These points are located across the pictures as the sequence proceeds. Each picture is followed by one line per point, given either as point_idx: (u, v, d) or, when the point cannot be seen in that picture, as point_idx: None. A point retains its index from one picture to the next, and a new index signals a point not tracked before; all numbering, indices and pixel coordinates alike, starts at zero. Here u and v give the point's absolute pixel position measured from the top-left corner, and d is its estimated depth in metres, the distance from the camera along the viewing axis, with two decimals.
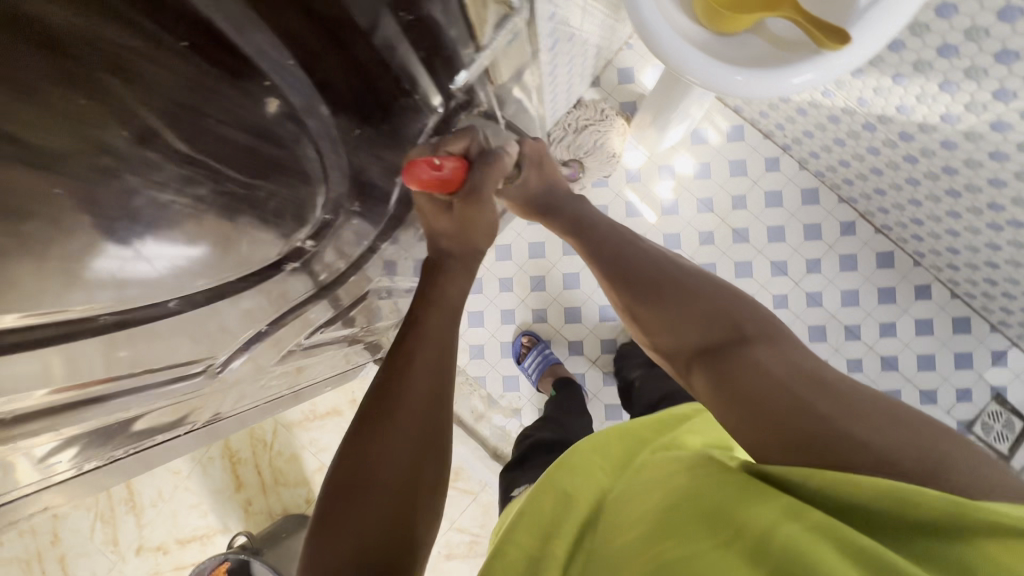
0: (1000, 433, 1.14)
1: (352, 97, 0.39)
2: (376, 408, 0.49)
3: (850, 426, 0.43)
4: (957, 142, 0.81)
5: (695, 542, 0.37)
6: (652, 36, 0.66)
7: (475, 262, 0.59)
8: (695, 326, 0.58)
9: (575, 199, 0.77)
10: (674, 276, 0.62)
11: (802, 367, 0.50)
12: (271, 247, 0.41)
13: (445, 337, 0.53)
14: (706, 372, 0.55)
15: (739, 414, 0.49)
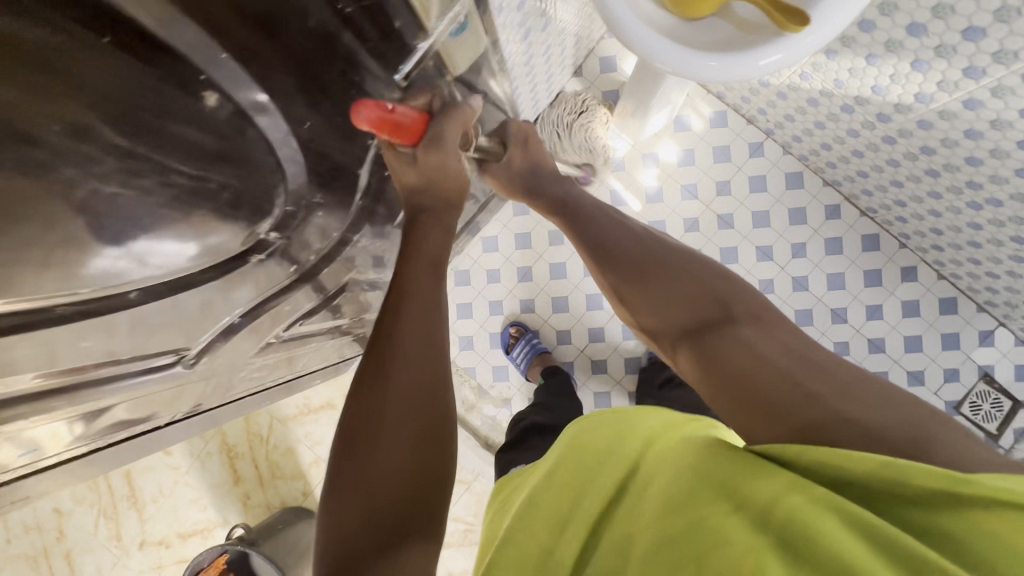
0: (988, 412, 1.14)
1: (301, 93, 0.38)
2: (372, 374, 0.50)
3: (840, 402, 0.46)
4: (932, 122, 0.81)
5: (704, 517, 0.39)
6: (619, 24, 0.66)
7: (449, 215, 0.58)
8: (691, 310, 0.62)
9: (557, 177, 0.80)
10: (668, 263, 0.66)
11: (790, 347, 0.54)
12: (230, 238, 0.42)
13: (432, 296, 0.53)
14: (697, 351, 0.59)
15: (731, 387, 0.52)
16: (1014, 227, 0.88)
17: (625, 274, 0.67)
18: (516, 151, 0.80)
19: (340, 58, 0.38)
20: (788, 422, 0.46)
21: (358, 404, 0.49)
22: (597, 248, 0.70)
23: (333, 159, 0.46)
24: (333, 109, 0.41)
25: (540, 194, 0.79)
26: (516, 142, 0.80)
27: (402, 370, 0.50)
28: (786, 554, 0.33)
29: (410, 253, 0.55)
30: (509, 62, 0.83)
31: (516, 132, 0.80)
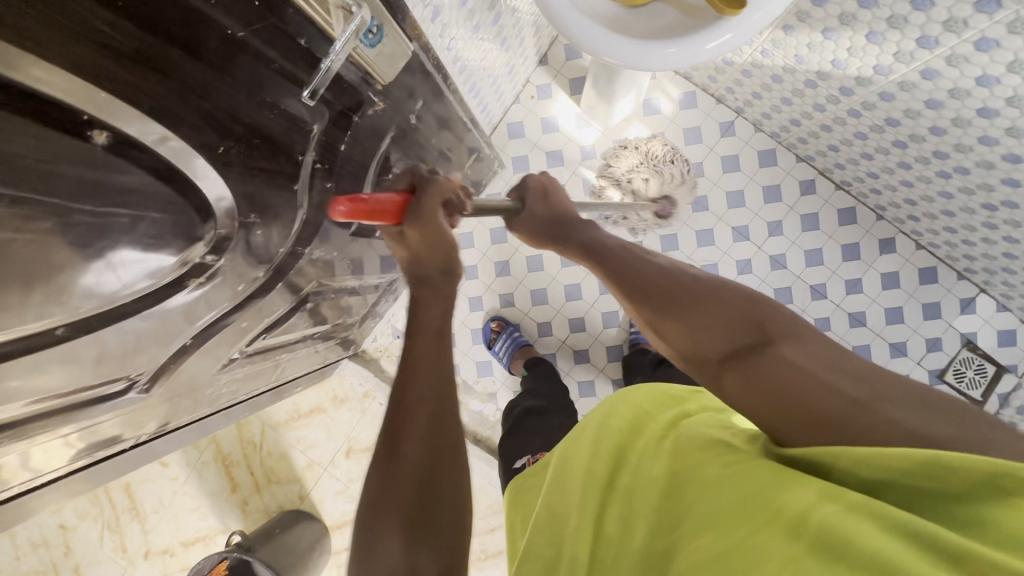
0: (973, 379, 1.14)
1: (208, 119, 0.37)
2: (390, 418, 0.47)
3: (881, 406, 0.38)
4: (893, 94, 0.80)
5: (738, 531, 0.36)
6: (565, 24, 0.64)
7: (441, 278, 0.55)
8: (721, 334, 0.51)
9: (585, 223, 0.68)
10: (691, 284, 0.56)
11: (833, 362, 0.44)
12: (160, 268, 0.41)
13: (440, 355, 0.50)
14: (734, 376, 0.47)
15: (768, 407, 0.43)
16: (984, 194, 0.87)
17: (648, 298, 0.57)
18: (537, 202, 0.71)
19: (242, 80, 0.38)
20: (826, 436, 0.39)
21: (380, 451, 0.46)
22: (620, 280, 0.60)
23: (263, 179, 0.46)
24: (248, 130, 0.41)
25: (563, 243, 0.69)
26: (535, 193, 0.71)
27: (418, 409, 0.46)
28: (823, 559, 0.30)
29: (417, 320, 0.52)
30: (459, 59, 0.82)
31: (533, 185, 0.72)
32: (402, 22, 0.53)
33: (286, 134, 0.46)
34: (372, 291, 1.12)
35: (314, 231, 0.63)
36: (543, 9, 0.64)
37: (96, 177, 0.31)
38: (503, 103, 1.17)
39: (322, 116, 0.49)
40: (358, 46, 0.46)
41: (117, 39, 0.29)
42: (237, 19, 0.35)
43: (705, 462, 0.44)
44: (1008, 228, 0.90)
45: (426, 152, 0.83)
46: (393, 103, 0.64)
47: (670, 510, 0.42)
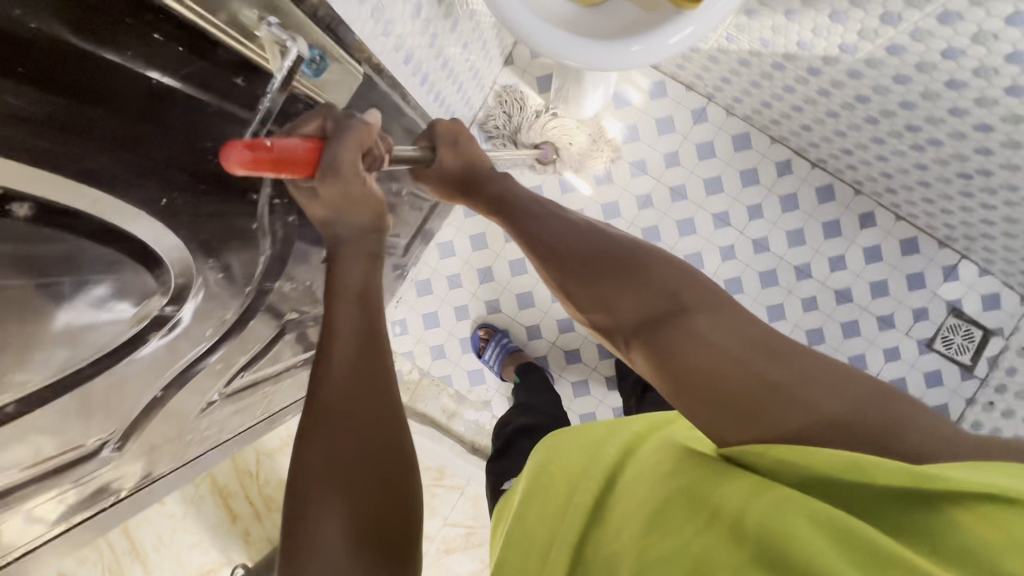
0: (961, 345, 1.15)
1: (145, 172, 0.35)
2: (319, 403, 0.47)
3: (799, 391, 0.42)
4: (862, 71, 0.79)
5: (686, 532, 0.37)
6: (521, 26, 0.62)
7: (368, 235, 0.55)
8: (642, 307, 0.54)
9: (496, 176, 0.72)
10: (622, 260, 0.58)
11: (748, 339, 0.48)
12: (117, 326, 0.40)
13: (370, 327, 0.52)
14: (659, 355, 0.50)
15: (696, 389, 0.45)
16: (958, 164, 0.87)
17: (577, 275, 0.59)
18: (447, 152, 0.71)
19: (177, 127, 0.35)
20: (751, 424, 0.42)
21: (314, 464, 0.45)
22: (556, 256, 0.61)
23: (217, 223, 0.44)
24: (194, 176, 0.39)
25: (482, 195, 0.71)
26: (444, 142, 0.71)
27: (351, 404, 0.47)
28: (763, 562, 0.32)
29: (337, 284, 0.53)
30: (418, 71, 0.79)
31: (444, 133, 0.71)
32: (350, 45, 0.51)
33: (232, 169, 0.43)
34: None
35: (283, 264, 0.61)
36: (501, 20, 0.62)
37: (26, 250, 0.29)
38: (471, 107, 1.15)
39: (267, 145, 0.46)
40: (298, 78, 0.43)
41: (35, 108, 0.26)
42: (161, 58, 0.32)
43: (661, 463, 0.45)
44: (984, 195, 0.90)
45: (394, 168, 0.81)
46: None
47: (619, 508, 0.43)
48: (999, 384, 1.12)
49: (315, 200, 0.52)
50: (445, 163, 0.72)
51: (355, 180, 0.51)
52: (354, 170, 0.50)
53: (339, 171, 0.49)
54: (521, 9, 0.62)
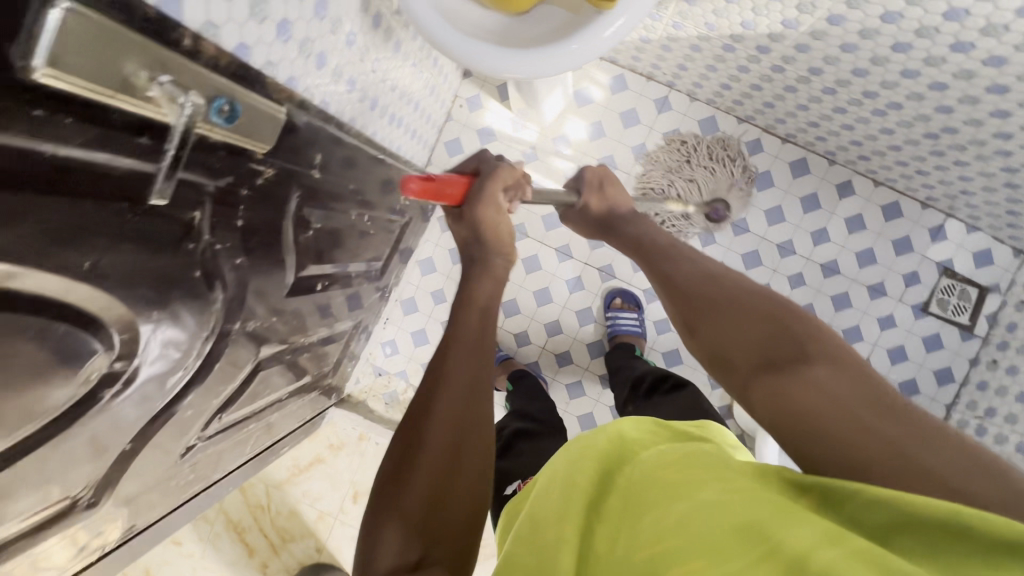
0: (958, 305, 1.13)
1: (57, 240, 0.35)
2: (416, 402, 0.49)
3: (923, 451, 0.34)
4: (808, 44, 0.78)
5: (729, 560, 0.31)
6: (446, 44, 0.63)
7: (497, 261, 0.61)
8: (740, 338, 0.47)
9: (635, 219, 0.71)
10: (734, 292, 0.51)
11: (865, 387, 0.39)
12: (61, 389, 0.40)
13: (482, 337, 0.53)
14: (756, 387, 0.43)
15: (788, 421, 0.39)
16: (922, 125, 0.85)
17: (684, 302, 0.54)
18: (592, 197, 0.75)
19: (84, 192, 0.35)
20: (839, 461, 0.36)
21: (389, 463, 0.47)
22: (664, 285, 0.59)
23: (154, 278, 0.45)
24: (115, 237, 0.39)
25: (617, 233, 0.72)
26: (591, 186, 0.75)
27: (440, 408, 0.48)
28: None
29: (468, 293, 0.56)
30: (364, 97, 0.80)
31: (590, 178, 0.75)
32: (261, 89, 0.52)
33: (162, 224, 0.43)
34: (345, 336, 1.12)
35: (244, 305, 0.62)
36: (443, 50, 0.63)
37: None
38: (434, 124, 1.15)
39: (203, 202, 0.47)
40: (206, 120, 0.42)
41: None
42: (49, 131, 0.32)
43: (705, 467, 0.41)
44: (954, 152, 0.88)
45: (346, 199, 0.82)
46: (295, 163, 0.62)
47: (643, 517, 0.39)
48: (1000, 341, 1.09)
49: (461, 222, 0.62)
50: (588, 206, 0.75)
51: (493, 205, 0.60)
52: (494, 200, 0.60)
53: (483, 196, 0.60)
54: (461, 37, 0.63)
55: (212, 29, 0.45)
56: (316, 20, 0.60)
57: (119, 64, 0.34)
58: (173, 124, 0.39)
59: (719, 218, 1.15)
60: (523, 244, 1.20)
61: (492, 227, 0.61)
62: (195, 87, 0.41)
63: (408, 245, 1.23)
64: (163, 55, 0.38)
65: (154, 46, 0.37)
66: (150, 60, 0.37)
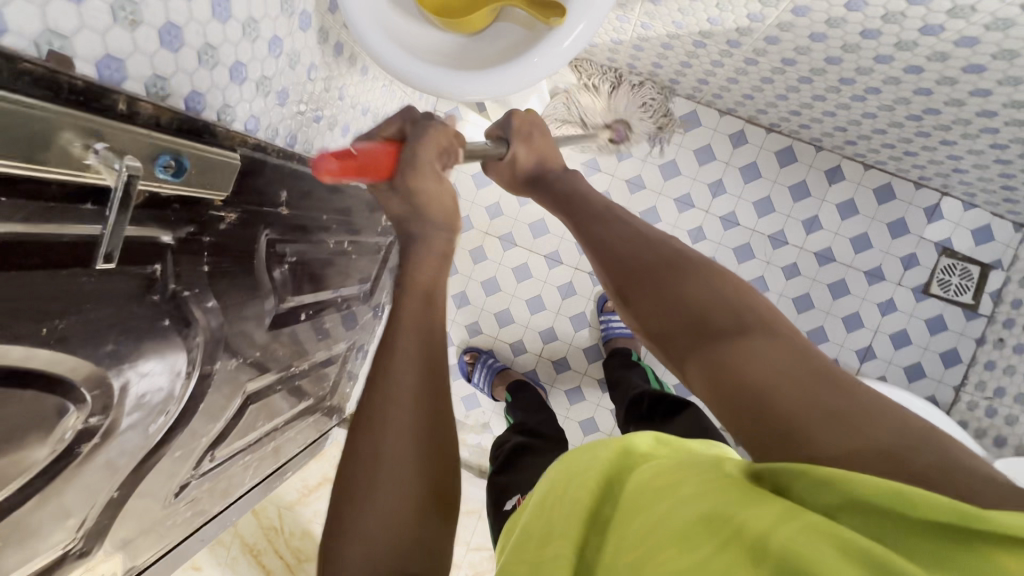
0: (960, 285, 1.10)
1: (10, 313, 0.35)
2: (366, 407, 0.42)
3: (861, 417, 0.31)
4: (778, 36, 0.76)
5: (692, 550, 0.28)
6: (401, 71, 0.63)
7: (436, 234, 0.54)
8: (685, 308, 0.42)
9: (567, 179, 0.63)
10: (670, 255, 0.46)
11: (810, 360, 0.35)
12: (31, 451, 0.40)
13: (434, 328, 0.46)
14: (693, 360, 0.39)
15: (727, 394, 0.36)
16: (904, 107, 0.83)
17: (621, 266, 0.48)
18: (520, 146, 0.65)
19: (32, 263, 0.36)
20: (777, 432, 0.33)
21: (343, 481, 0.41)
22: (596, 251, 0.52)
23: (119, 332, 0.45)
24: (71, 301, 0.40)
25: (550, 194, 0.62)
26: (518, 134, 0.65)
27: (394, 418, 0.41)
28: None
29: (408, 276, 0.49)
30: (334, 125, 0.81)
31: (517, 124, 0.65)
32: (211, 140, 0.52)
33: (118, 282, 0.44)
34: (343, 357, 1.13)
35: (228, 346, 0.61)
36: (415, 85, 0.64)
37: None
38: None
39: (161, 256, 0.48)
40: (150, 176, 0.43)
41: None
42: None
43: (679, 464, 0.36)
44: (942, 132, 0.86)
45: (325, 227, 0.82)
46: (262, 203, 0.63)
47: (622, 516, 0.34)
48: (1006, 319, 1.06)
49: (395, 196, 0.54)
50: (517, 158, 0.65)
51: (430, 173, 0.53)
52: (432, 167, 0.54)
53: (418, 164, 0.53)
54: (419, 65, 0.63)
55: (158, 82, 0.46)
56: (272, 58, 0.60)
57: (54, 136, 0.35)
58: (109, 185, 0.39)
59: (623, 139, 1.04)
60: (512, 253, 1.20)
61: (425, 195, 0.53)
62: (132, 151, 0.41)
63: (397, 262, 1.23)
64: (96, 123, 0.38)
65: (86, 116, 0.37)
66: (87, 128, 0.37)
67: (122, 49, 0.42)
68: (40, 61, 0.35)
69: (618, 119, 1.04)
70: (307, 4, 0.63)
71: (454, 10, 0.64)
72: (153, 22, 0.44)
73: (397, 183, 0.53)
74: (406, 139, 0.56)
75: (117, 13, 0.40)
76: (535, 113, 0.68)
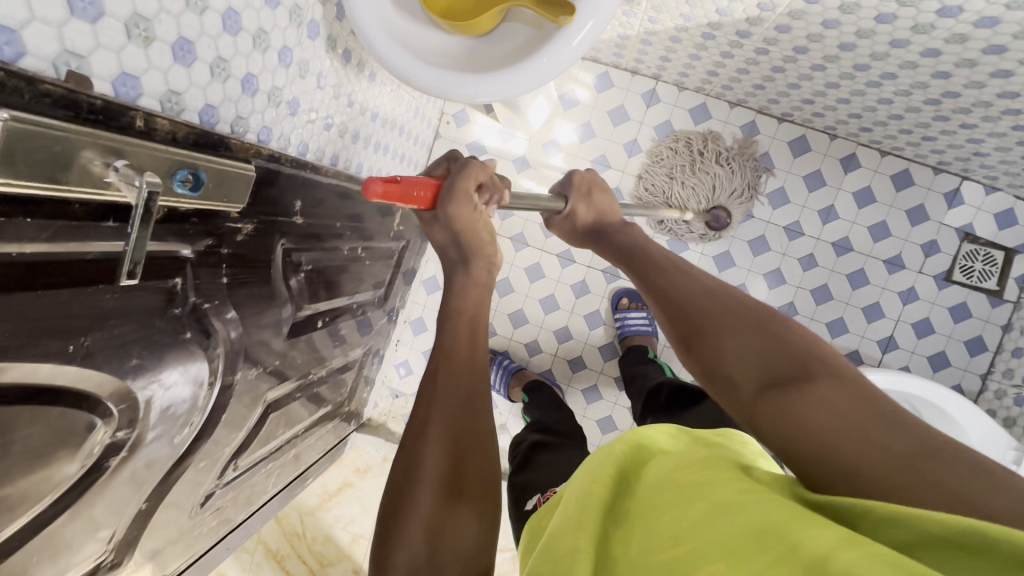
0: (984, 270, 1.08)
1: (37, 331, 0.36)
2: (413, 419, 0.44)
3: (929, 461, 0.30)
4: (789, 25, 0.75)
5: (739, 565, 0.25)
6: (409, 74, 0.63)
7: (479, 266, 0.54)
8: (745, 355, 0.42)
9: (624, 227, 0.64)
10: (729, 301, 0.46)
11: (879, 408, 0.34)
12: (60, 466, 0.41)
13: (475, 350, 0.47)
14: (757, 406, 0.39)
15: (789, 438, 0.35)
16: (921, 92, 0.81)
17: (679, 315, 0.48)
18: (581, 203, 0.67)
19: (56, 282, 0.37)
20: (837, 470, 0.32)
21: (390, 487, 0.43)
22: (654, 298, 0.52)
23: (142, 347, 0.46)
24: (95, 317, 0.40)
25: (611, 248, 0.62)
26: (579, 192, 0.67)
27: (437, 436, 0.42)
28: None
29: (450, 307, 0.49)
30: (344, 131, 0.81)
31: (579, 182, 0.67)
32: (225, 152, 0.52)
33: (141, 297, 0.44)
34: (359, 363, 1.14)
35: (248, 356, 0.61)
36: (424, 90, 0.64)
37: None
38: (423, 145, 1.16)
39: (182, 270, 0.48)
40: (169, 192, 0.43)
41: None
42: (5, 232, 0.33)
43: (724, 471, 0.34)
44: (961, 116, 0.84)
45: (339, 234, 0.82)
46: (278, 214, 0.63)
47: (653, 515, 0.33)
48: None
49: (437, 224, 0.53)
50: (576, 214, 0.68)
51: (466, 200, 0.51)
52: (469, 195, 0.51)
53: (457, 192, 0.51)
54: (427, 68, 0.62)
55: (172, 97, 0.46)
56: (282, 69, 0.60)
57: (75, 156, 0.35)
58: (128, 201, 0.40)
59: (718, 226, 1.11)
60: (525, 253, 1.20)
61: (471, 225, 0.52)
62: (148, 167, 0.41)
63: (409, 266, 1.24)
64: (116, 141, 0.38)
65: (105, 134, 0.37)
66: (107, 147, 0.37)
67: (137, 66, 0.42)
68: (58, 82, 0.35)
69: (716, 205, 1.10)
70: (315, 14, 0.63)
71: (462, 11, 0.64)
72: (166, 38, 0.44)
73: (438, 212, 0.51)
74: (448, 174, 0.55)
75: (131, 31, 0.41)
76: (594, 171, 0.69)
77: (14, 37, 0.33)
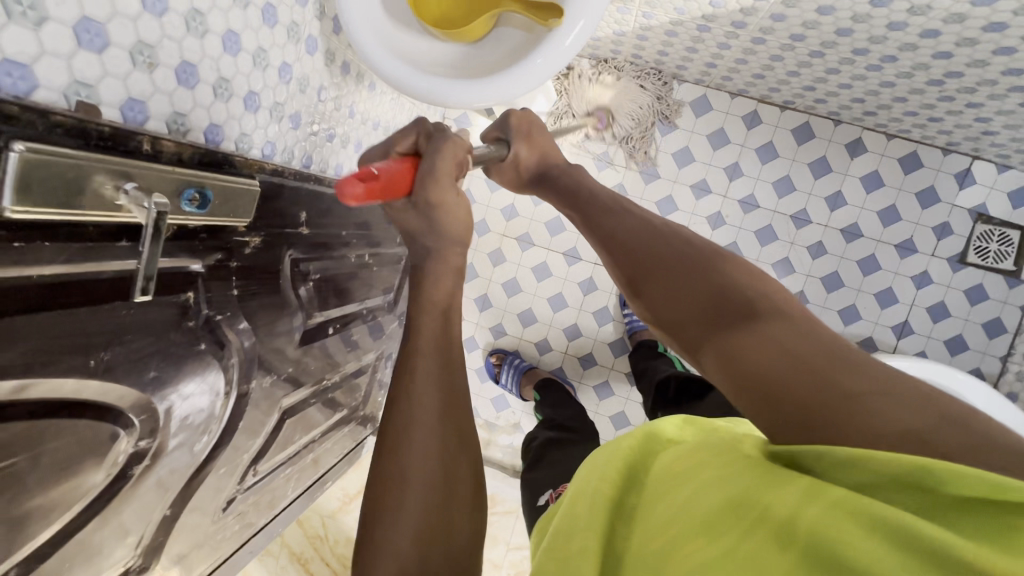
0: (999, 251, 1.06)
1: (58, 350, 0.38)
2: (388, 425, 0.44)
3: (872, 396, 0.30)
4: (784, 13, 0.75)
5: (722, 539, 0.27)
6: (408, 85, 0.64)
7: (452, 253, 0.52)
8: (694, 300, 0.41)
9: (571, 170, 0.62)
10: (680, 248, 0.45)
11: (823, 345, 0.34)
12: (85, 475, 0.43)
13: (453, 344, 0.47)
14: (707, 350, 0.39)
15: (737, 381, 0.36)
16: (923, 73, 0.80)
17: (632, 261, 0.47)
18: (521, 145, 0.63)
19: (75, 302, 0.39)
20: (783, 408, 0.32)
21: (369, 490, 0.43)
22: (604, 244, 0.51)
23: (159, 360, 0.48)
24: (114, 333, 0.42)
25: (559, 192, 0.61)
26: (519, 134, 0.63)
27: (424, 433, 0.43)
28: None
29: (423, 297, 0.49)
30: (346, 141, 0.83)
31: (516, 122, 0.64)
32: (231, 166, 0.54)
33: (156, 311, 0.46)
34: (373, 367, 1.16)
35: (262, 364, 0.63)
36: (424, 100, 0.65)
37: None
38: None
39: (194, 285, 0.50)
40: (176, 211, 0.45)
41: None
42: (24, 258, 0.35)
43: (702, 452, 0.35)
44: (966, 95, 0.82)
45: (346, 241, 0.84)
46: (284, 225, 0.65)
47: (650, 506, 0.35)
48: None
49: (411, 211, 0.51)
50: (520, 158, 0.64)
51: (447, 182, 0.51)
52: (449, 178, 0.51)
53: (436, 176, 0.50)
54: (426, 78, 0.64)
55: (178, 119, 0.48)
56: (282, 85, 0.62)
57: (88, 181, 0.37)
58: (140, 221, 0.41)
59: (603, 126, 1.13)
60: (531, 252, 1.21)
61: (450, 208, 0.51)
62: (156, 187, 0.43)
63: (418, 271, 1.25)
64: (124, 166, 0.40)
65: (114, 159, 0.39)
66: (117, 170, 0.39)
67: (143, 91, 0.44)
68: (69, 112, 0.37)
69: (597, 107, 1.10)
70: (313, 29, 0.65)
71: (451, 20, 0.65)
72: (169, 62, 0.46)
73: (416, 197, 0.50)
74: (422, 152, 0.53)
75: (136, 58, 0.43)
76: (527, 108, 0.66)
77: (27, 71, 0.35)
